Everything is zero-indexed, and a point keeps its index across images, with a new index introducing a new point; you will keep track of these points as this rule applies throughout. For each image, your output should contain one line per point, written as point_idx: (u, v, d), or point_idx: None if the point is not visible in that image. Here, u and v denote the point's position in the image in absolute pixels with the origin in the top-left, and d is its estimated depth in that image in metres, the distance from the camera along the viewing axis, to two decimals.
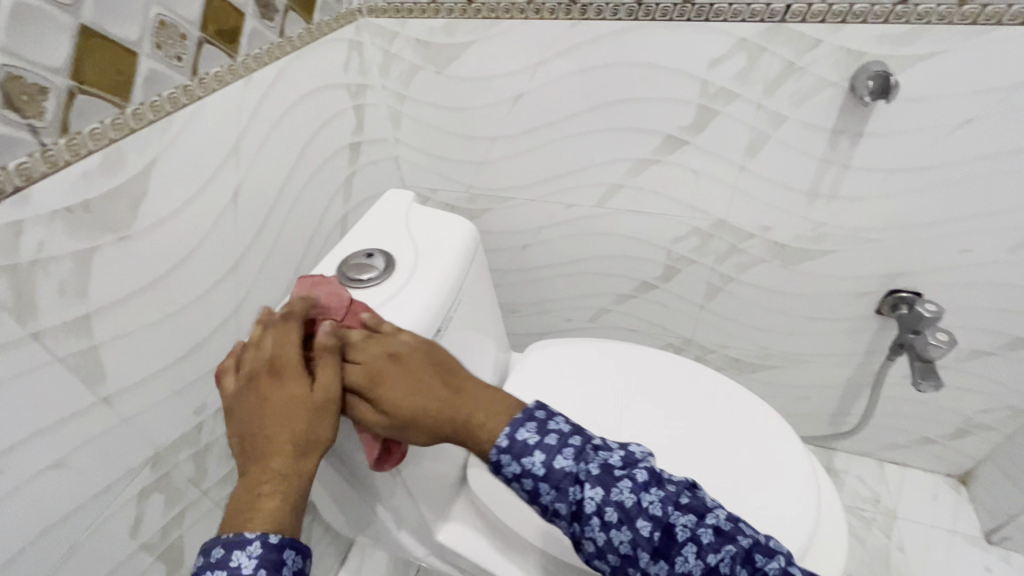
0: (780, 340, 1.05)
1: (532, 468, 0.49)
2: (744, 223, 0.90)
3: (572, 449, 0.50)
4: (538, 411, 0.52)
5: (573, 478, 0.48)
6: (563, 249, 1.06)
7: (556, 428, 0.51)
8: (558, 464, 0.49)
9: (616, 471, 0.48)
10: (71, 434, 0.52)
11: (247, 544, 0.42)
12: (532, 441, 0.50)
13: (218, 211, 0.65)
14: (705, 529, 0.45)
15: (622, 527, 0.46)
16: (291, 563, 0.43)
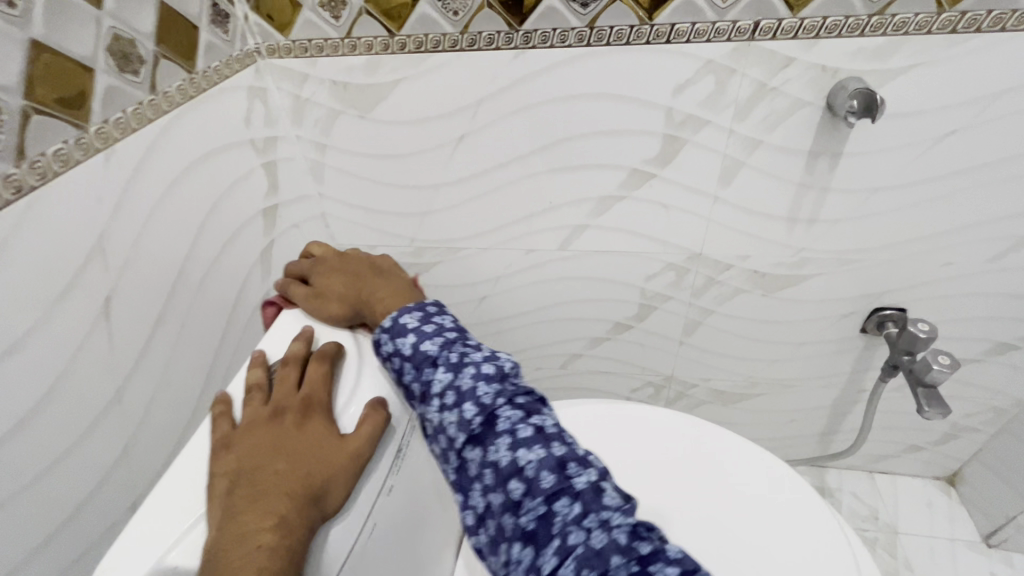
0: (765, 368, 0.99)
1: (401, 348, 0.49)
2: (722, 254, 0.83)
3: (443, 338, 0.49)
4: (429, 305, 0.53)
5: (431, 360, 0.48)
6: (526, 297, 0.95)
7: (436, 323, 0.51)
8: (423, 346, 0.48)
9: (469, 359, 0.46)
10: None
11: None
12: (411, 324, 0.50)
13: (82, 330, 0.49)
14: (526, 426, 0.42)
15: (452, 409, 0.44)
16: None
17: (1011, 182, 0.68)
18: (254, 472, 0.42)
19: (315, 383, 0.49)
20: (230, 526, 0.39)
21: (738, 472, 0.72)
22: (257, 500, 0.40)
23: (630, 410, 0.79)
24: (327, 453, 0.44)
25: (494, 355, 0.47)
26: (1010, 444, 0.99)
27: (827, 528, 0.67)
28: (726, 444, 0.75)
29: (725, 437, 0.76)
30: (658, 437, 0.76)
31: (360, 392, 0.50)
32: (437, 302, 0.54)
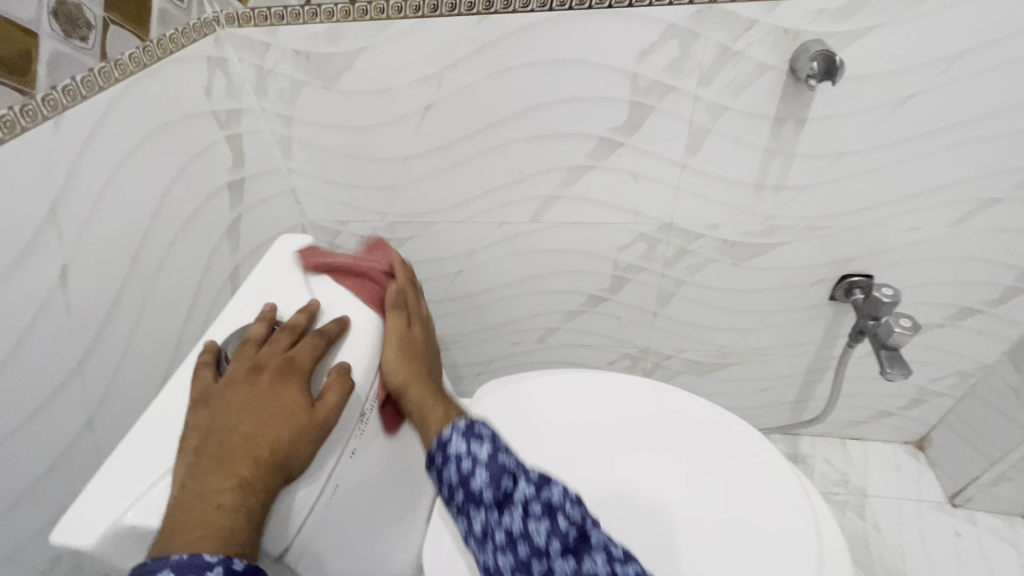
0: (739, 338, 1.00)
1: (476, 452, 0.49)
2: (693, 223, 0.83)
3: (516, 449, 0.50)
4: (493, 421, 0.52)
5: (508, 469, 0.48)
6: (500, 271, 0.95)
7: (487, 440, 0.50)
8: (502, 456, 0.49)
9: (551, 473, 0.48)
10: None
11: (207, 569, 0.36)
12: (489, 432, 0.51)
13: (38, 301, 0.49)
14: (619, 545, 0.44)
15: (541, 519, 0.44)
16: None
17: (970, 145, 0.69)
18: (225, 432, 0.42)
19: (304, 348, 0.48)
20: (193, 487, 0.40)
21: (723, 465, 0.68)
22: (220, 462, 0.41)
23: (629, 381, 0.78)
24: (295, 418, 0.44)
25: None
26: (974, 408, 1.01)
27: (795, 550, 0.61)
28: (665, 404, 0.74)
29: (725, 421, 0.73)
30: (647, 409, 0.74)
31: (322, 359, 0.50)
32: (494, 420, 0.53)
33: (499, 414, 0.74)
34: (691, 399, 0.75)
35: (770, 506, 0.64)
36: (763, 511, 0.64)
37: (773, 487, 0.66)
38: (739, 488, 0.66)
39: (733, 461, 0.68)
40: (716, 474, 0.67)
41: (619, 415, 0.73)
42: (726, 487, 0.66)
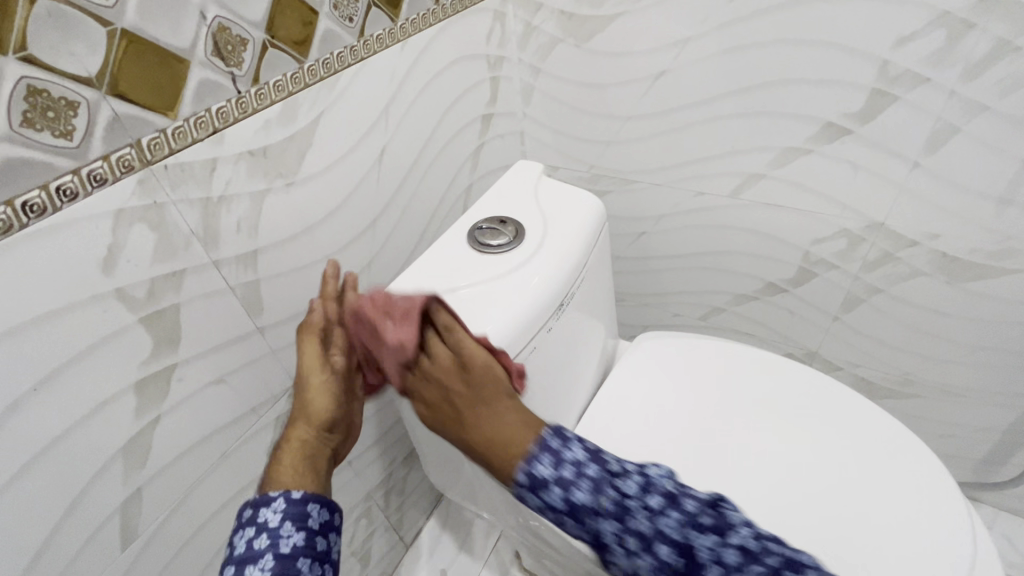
0: (929, 367, 0.92)
1: (552, 490, 0.47)
2: (910, 228, 0.79)
3: (588, 481, 0.47)
4: (551, 440, 0.49)
5: (591, 509, 0.46)
6: (683, 239, 1.01)
7: (572, 457, 0.48)
8: (578, 499, 0.46)
9: (631, 501, 0.46)
10: (232, 357, 0.58)
11: (272, 501, 0.48)
12: (550, 475, 0.47)
13: (365, 168, 0.69)
14: (727, 547, 0.43)
15: (642, 556, 0.45)
16: (315, 514, 0.49)
17: None
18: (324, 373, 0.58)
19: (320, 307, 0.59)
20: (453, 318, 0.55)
21: (883, 498, 0.65)
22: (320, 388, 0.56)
23: (799, 370, 0.79)
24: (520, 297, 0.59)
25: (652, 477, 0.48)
26: None
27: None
28: (807, 407, 0.74)
29: (908, 452, 0.69)
30: (819, 408, 0.74)
31: (533, 258, 0.63)
32: (554, 429, 0.50)
33: (661, 364, 0.82)
34: (875, 415, 0.73)
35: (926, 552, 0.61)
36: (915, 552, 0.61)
37: (940, 535, 0.62)
38: (897, 519, 0.64)
39: (899, 492, 0.65)
40: (875, 497, 0.65)
41: (783, 403, 0.75)
42: (880, 512, 0.64)
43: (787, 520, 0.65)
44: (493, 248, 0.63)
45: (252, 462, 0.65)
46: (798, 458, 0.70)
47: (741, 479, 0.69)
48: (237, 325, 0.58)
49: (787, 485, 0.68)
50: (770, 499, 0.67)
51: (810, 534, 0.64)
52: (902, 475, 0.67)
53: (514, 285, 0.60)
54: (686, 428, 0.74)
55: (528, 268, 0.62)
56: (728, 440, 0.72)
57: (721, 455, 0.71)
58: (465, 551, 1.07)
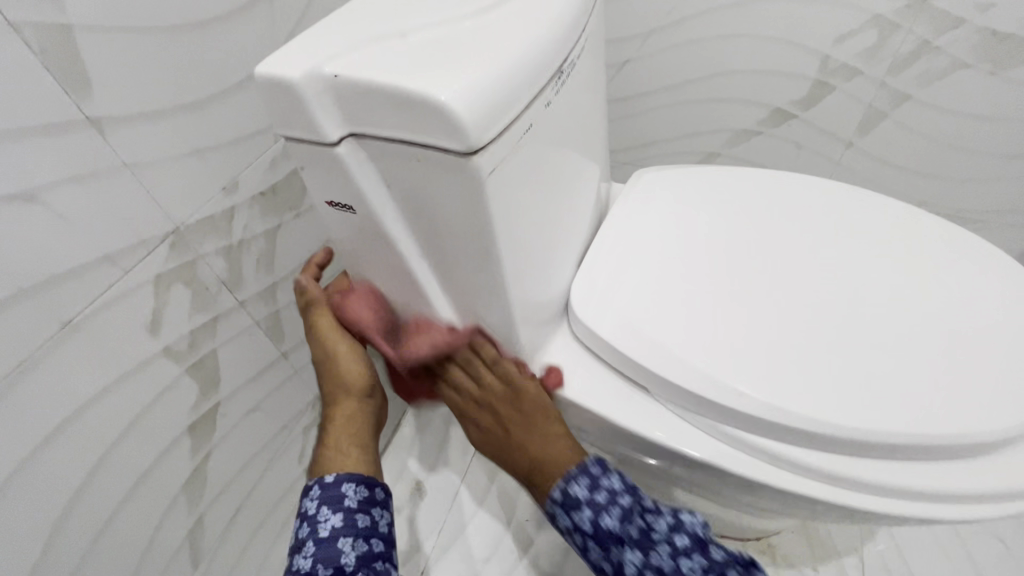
0: (947, 192, 0.83)
1: (580, 525, 0.44)
2: (958, 1, 0.65)
3: (618, 508, 0.44)
4: (593, 465, 0.47)
5: (615, 538, 0.43)
6: (675, 64, 0.83)
7: (609, 486, 0.45)
8: (603, 524, 0.43)
9: (656, 535, 0.43)
10: (51, 160, 0.36)
11: (309, 489, 0.44)
12: (582, 496, 0.45)
13: None
14: None
15: None
16: (351, 494, 0.44)
17: None
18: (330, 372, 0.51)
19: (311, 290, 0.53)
20: (399, 68, 0.35)
21: (968, 299, 0.54)
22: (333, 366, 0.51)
23: (836, 188, 0.65)
24: (505, 43, 0.39)
25: (678, 518, 0.44)
26: None
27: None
28: (851, 221, 0.61)
29: (977, 258, 0.57)
30: (865, 220, 0.61)
31: (513, 1, 0.43)
32: (599, 458, 0.48)
33: (672, 196, 0.66)
34: (932, 225, 0.61)
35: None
36: (1013, 360, 0.50)
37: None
38: (986, 327, 0.52)
39: (981, 300, 0.54)
40: (956, 307, 0.53)
41: (829, 223, 0.61)
42: (973, 320, 0.52)
43: (864, 344, 0.51)
44: None
45: (128, 341, 0.44)
46: (859, 274, 0.56)
47: (799, 306, 0.54)
48: (45, 102, 0.35)
49: (854, 306, 0.53)
50: (839, 324, 0.52)
51: (894, 356, 0.50)
52: (977, 271, 0.56)
53: (495, 32, 0.40)
54: (719, 258, 0.58)
55: (510, 12, 0.42)
56: (774, 266, 0.57)
57: (770, 282, 0.56)
58: (441, 460, 0.92)
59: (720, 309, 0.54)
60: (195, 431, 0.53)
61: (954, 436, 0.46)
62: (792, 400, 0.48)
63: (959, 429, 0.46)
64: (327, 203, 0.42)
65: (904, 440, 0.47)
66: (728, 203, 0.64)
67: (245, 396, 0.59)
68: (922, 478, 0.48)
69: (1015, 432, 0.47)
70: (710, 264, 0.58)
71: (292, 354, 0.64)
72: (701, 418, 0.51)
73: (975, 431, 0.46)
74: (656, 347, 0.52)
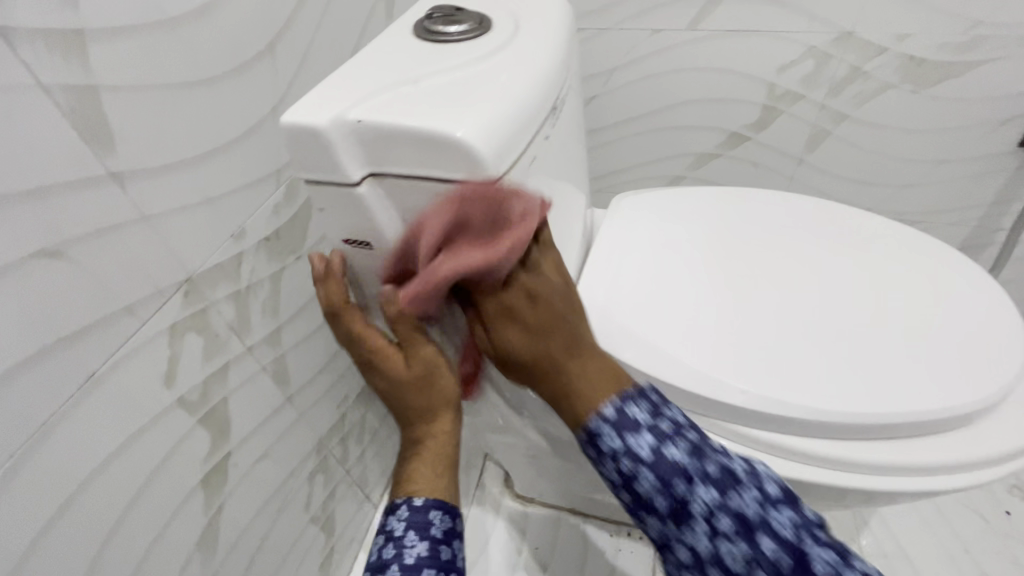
0: (891, 197, 0.91)
1: (634, 448, 0.41)
2: (879, 32, 0.74)
3: (687, 442, 0.42)
4: (652, 392, 0.45)
5: (681, 471, 0.41)
6: (638, 97, 0.89)
7: (673, 415, 0.44)
8: (669, 453, 0.41)
9: (738, 474, 0.41)
10: (75, 215, 0.36)
11: (397, 509, 0.48)
12: (642, 419, 0.43)
13: None
14: (823, 549, 0.38)
15: (738, 542, 0.39)
16: (437, 522, 0.47)
17: None
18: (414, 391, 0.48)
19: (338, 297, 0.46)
20: (414, 113, 0.38)
21: (924, 288, 0.60)
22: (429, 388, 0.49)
23: (793, 200, 0.72)
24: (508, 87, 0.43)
25: (749, 465, 0.42)
26: None
27: (1009, 378, 0.52)
28: (811, 227, 0.67)
29: (930, 252, 0.64)
30: (822, 226, 0.68)
31: (507, 49, 0.47)
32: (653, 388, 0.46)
33: (654, 218, 0.70)
34: (887, 226, 0.67)
35: (984, 337, 0.55)
36: (975, 339, 0.55)
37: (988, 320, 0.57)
38: (949, 313, 0.57)
39: (939, 289, 0.60)
40: (919, 298, 0.59)
41: (792, 231, 0.67)
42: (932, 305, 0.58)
43: (847, 337, 0.55)
44: (448, 38, 0.46)
45: (144, 394, 0.44)
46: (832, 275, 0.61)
47: (786, 307, 0.58)
48: (71, 159, 0.35)
49: (833, 303, 0.58)
50: (823, 320, 0.57)
51: (875, 345, 0.55)
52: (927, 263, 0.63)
53: (494, 77, 0.43)
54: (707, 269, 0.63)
55: (506, 59, 0.46)
56: (755, 273, 0.62)
57: (749, 287, 0.60)
58: None
59: (709, 316, 0.58)
60: (208, 483, 0.52)
61: (934, 412, 0.51)
62: (788, 393, 0.52)
63: (937, 404, 0.51)
64: (344, 242, 0.44)
65: (895, 419, 0.50)
66: (701, 219, 0.70)
67: (254, 444, 0.58)
68: (916, 453, 0.51)
69: (983, 402, 0.52)
70: (699, 277, 0.62)
71: (297, 397, 0.64)
72: (710, 420, 0.54)
73: (955, 404, 0.51)
74: (661, 356, 0.55)
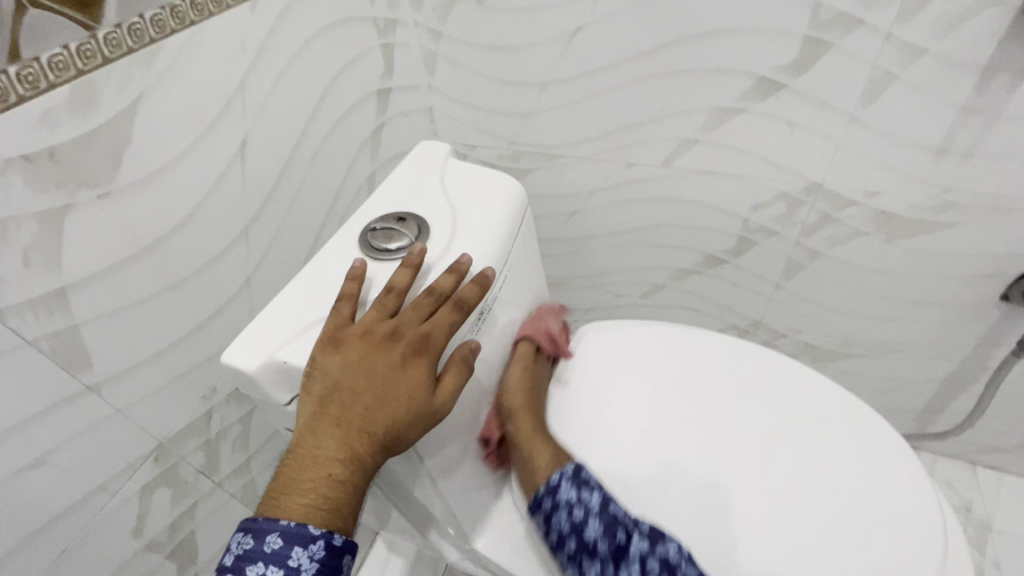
0: (871, 327, 0.90)
1: None
2: (848, 187, 0.75)
3: None
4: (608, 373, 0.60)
5: None
6: (617, 217, 0.92)
7: None
8: None
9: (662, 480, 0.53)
10: (52, 429, 0.44)
11: None
12: None
13: (223, 166, 0.55)
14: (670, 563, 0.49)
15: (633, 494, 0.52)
16: (346, 567, 0.42)
17: None
18: (328, 474, 0.42)
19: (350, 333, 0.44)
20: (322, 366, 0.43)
21: (849, 492, 0.61)
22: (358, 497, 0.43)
23: (755, 358, 0.73)
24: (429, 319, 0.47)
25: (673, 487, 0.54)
26: None
27: None
28: (762, 397, 0.68)
29: (870, 444, 0.64)
30: (774, 398, 0.68)
31: (439, 262, 0.51)
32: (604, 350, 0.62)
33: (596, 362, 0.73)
34: (825, 390, 0.69)
35: (897, 534, 0.58)
36: (888, 538, 0.58)
37: (905, 514, 0.59)
38: (868, 505, 0.60)
39: (863, 476, 0.62)
40: (841, 484, 0.61)
41: (742, 399, 0.68)
42: (852, 516, 0.59)
43: (764, 528, 0.58)
44: (385, 254, 0.51)
45: (113, 548, 0.52)
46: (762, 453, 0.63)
47: (712, 489, 0.61)
48: (51, 390, 0.44)
49: (752, 497, 0.60)
50: (744, 506, 0.60)
51: (790, 541, 0.57)
52: (866, 464, 0.63)
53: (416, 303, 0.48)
54: (644, 440, 0.65)
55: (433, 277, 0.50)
56: (690, 443, 0.64)
57: (677, 463, 0.63)
58: None
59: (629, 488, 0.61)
60: None
61: None
62: None
63: None
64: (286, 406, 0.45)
65: None
66: (657, 370, 0.71)
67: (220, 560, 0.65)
68: None
69: None
70: (635, 443, 0.64)
71: None
72: None
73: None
74: None
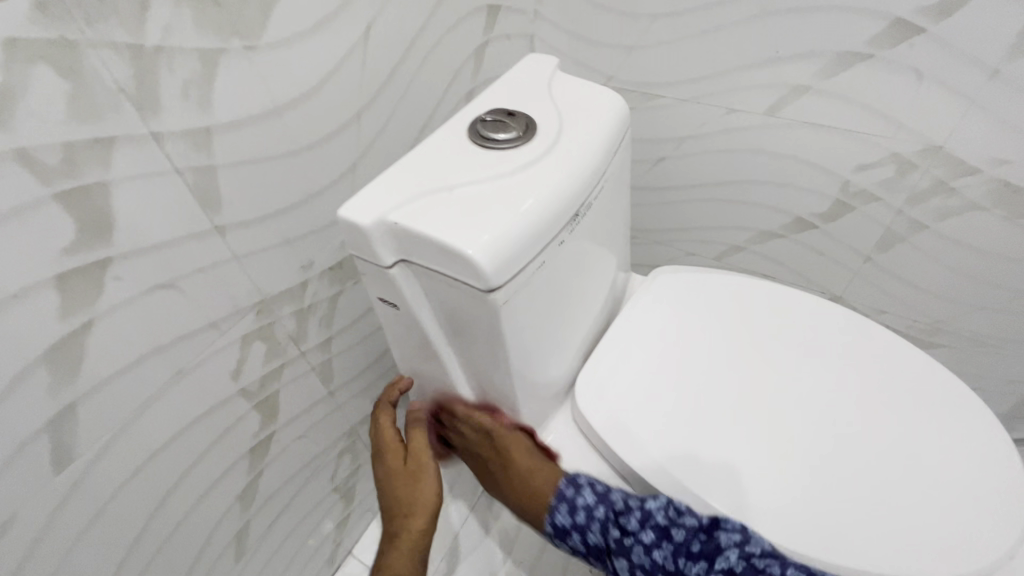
0: (966, 315, 0.85)
1: (577, 516, 0.58)
2: (974, 153, 0.70)
3: (637, 515, 0.55)
4: (566, 489, 0.59)
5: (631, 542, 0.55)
6: (705, 168, 0.90)
7: (584, 502, 0.58)
8: (591, 540, 0.57)
9: (666, 526, 0.54)
10: (185, 257, 0.49)
11: None
12: (568, 523, 0.58)
13: (347, 47, 0.57)
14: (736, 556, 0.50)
15: (660, 542, 0.53)
16: None
17: None
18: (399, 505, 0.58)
19: (389, 434, 0.62)
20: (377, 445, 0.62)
21: (917, 450, 0.60)
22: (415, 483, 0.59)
23: (835, 315, 0.71)
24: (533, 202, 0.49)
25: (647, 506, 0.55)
26: None
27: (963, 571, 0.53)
28: (837, 352, 0.68)
29: (948, 411, 0.63)
30: (850, 354, 0.67)
31: (543, 156, 0.53)
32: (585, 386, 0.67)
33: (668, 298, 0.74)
34: (908, 356, 0.67)
35: (971, 512, 0.56)
36: (960, 513, 0.56)
37: (981, 483, 0.58)
38: (938, 468, 0.59)
39: (945, 452, 0.60)
40: (911, 446, 0.60)
41: (815, 350, 0.68)
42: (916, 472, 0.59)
43: (823, 474, 0.59)
44: (493, 143, 0.53)
45: (216, 384, 0.57)
46: (839, 414, 0.63)
47: (779, 435, 0.61)
48: (189, 220, 0.48)
49: (811, 438, 0.61)
50: (809, 455, 0.60)
51: (849, 491, 0.58)
52: (940, 429, 0.61)
53: (519, 189, 0.50)
54: (709, 373, 0.66)
55: (536, 168, 0.52)
56: (758, 390, 0.65)
57: (739, 398, 0.64)
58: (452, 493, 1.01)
59: (689, 413, 0.63)
60: (253, 453, 0.66)
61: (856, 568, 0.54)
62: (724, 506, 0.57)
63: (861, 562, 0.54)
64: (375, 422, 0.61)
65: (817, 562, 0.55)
66: (730, 313, 0.72)
67: (296, 425, 0.71)
68: None
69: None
70: (699, 374, 0.66)
71: (337, 393, 0.76)
72: None
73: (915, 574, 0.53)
74: (642, 451, 0.61)
